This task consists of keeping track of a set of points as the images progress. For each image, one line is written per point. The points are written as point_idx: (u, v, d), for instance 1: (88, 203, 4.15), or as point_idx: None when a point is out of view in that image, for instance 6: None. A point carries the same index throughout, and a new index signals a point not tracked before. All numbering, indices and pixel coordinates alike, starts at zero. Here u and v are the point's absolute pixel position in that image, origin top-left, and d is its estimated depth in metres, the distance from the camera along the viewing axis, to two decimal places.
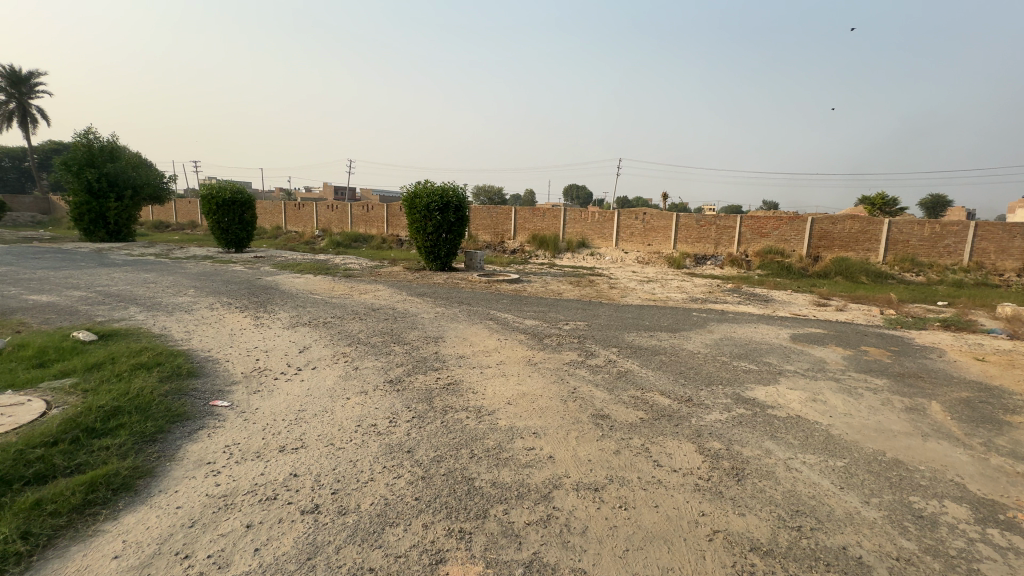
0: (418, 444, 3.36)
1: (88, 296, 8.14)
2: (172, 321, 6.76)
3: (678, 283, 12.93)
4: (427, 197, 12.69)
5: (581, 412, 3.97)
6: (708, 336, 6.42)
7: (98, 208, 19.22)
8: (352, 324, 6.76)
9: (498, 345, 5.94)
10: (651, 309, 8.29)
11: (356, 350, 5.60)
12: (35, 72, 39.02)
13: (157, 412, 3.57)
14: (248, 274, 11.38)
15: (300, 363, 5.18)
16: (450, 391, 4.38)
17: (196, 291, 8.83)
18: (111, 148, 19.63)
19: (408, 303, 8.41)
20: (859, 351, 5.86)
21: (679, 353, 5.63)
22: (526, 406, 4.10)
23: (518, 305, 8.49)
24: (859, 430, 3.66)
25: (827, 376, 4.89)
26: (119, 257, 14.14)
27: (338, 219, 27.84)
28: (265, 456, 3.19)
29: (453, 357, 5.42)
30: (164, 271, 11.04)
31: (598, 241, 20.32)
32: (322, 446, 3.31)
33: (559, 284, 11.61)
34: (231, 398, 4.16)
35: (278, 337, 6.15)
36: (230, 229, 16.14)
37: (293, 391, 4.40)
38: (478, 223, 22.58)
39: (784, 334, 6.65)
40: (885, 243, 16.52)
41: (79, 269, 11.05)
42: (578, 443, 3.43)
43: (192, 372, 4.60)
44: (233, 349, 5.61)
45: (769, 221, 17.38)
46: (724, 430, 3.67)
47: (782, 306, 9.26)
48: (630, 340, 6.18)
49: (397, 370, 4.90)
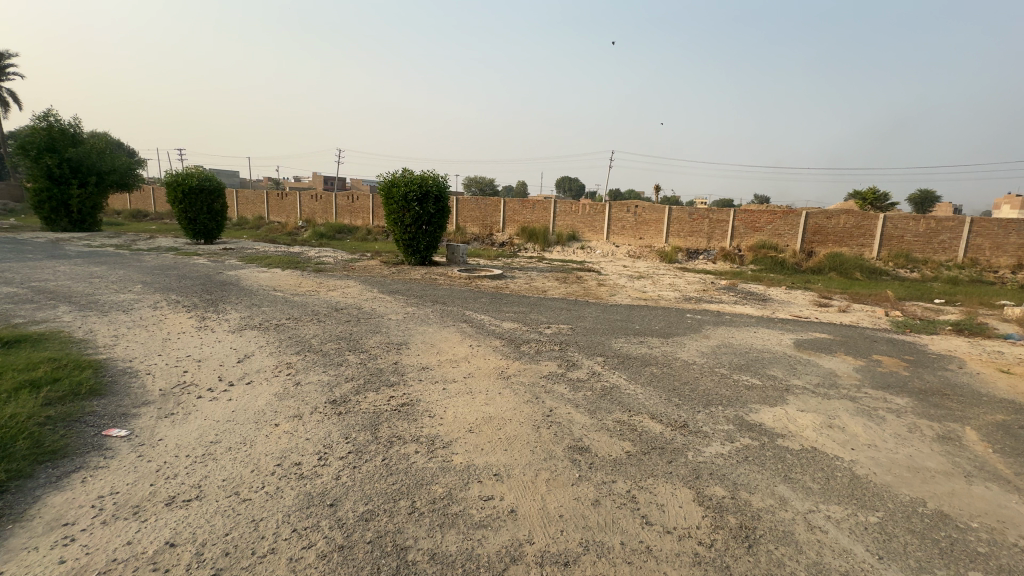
0: (347, 493, 2.66)
1: (17, 292, 7.29)
2: (101, 323, 5.96)
3: (670, 281, 12.32)
4: (405, 187, 11.92)
5: (554, 444, 3.29)
6: (703, 343, 5.77)
7: (60, 195, 18.13)
8: (307, 328, 6.01)
9: (468, 353, 5.25)
10: (641, 310, 7.63)
11: (303, 360, 4.87)
12: (8, 52, 37.50)
13: (18, 451, 2.84)
14: (210, 268, 10.53)
15: (233, 376, 4.44)
16: (402, 415, 3.67)
17: (143, 288, 8.02)
18: (73, 131, 18.51)
19: (377, 302, 7.65)
20: (871, 362, 5.22)
21: (671, 364, 4.96)
22: (490, 435, 3.40)
23: (498, 305, 7.79)
24: (890, 470, 3.02)
25: (840, 394, 4.26)
26: (73, 247, 13.16)
27: (322, 209, 26.87)
28: (145, 512, 2.49)
29: (415, 368, 4.70)
30: (117, 265, 10.17)
31: (589, 234, 19.70)
32: (223, 498, 2.61)
33: (545, 280, 10.92)
34: (131, 425, 3.42)
35: (219, 343, 5.39)
36: (197, 219, 15.20)
37: (215, 414, 3.67)
38: (466, 214, 21.86)
39: (787, 340, 6.01)
40: (880, 239, 16.02)
41: (21, 262, 10.11)
42: (547, 490, 2.76)
43: (94, 391, 3.84)
44: (160, 357, 4.86)
45: (763, 215, 16.78)
46: (727, 470, 3.00)
47: (781, 306, 8.62)
48: (617, 348, 5.50)
49: (345, 386, 4.18)
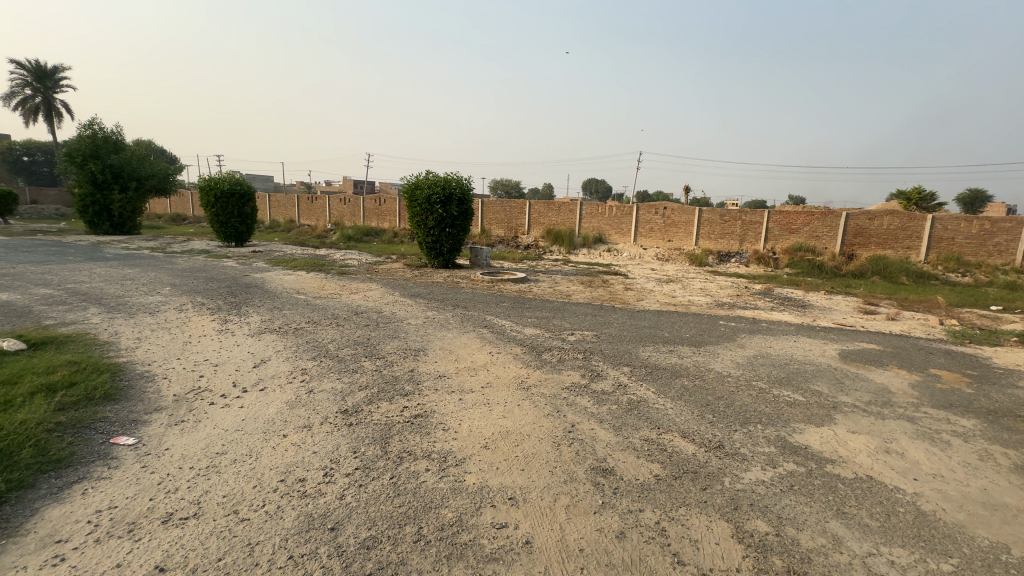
0: (349, 516, 2.48)
1: (52, 294, 7.50)
2: (128, 325, 6.04)
3: (702, 285, 11.83)
4: (428, 189, 11.83)
5: (576, 465, 3.03)
6: (738, 353, 5.38)
7: (103, 200, 18.91)
8: (325, 332, 5.93)
9: (487, 360, 5.04)
10: (670, 316, 7.27)
11: (319, 365, 4.75)
12: (62, 66, 39.75)
13: (22, 460, 2.78)
14: (237, 270, 10.68)
15: (248, 382, 4.35)
16: (415, 428, 3.48)
17: (171, 290, 8.15)
18: (115, 138, 19.31)
19: (398, 307, 7.52)
20: (927, 378, 4.74)
21: (704, 376, 4.61)
22: (507, 452, 3.17)
23: (520, 309, 7.56)
24: (962, 507, 2.63)
25: (895, 414, 3.84)
26: (111, 251, 13.63)
27: (350, 212, 27.26)
28: (140, 531, 2.36)
29: (431, 377, 4.51)
30: (150, 267, 10.42)
31: (615, 236, 19.27)
32: (221, 517, 2.46)
33: (569, 284, 10.63)
34: (140, 433, 3.34)
35: (237, 347, 5.36)
36: (228, 223, 15.56)
37: (225, 422, 3.57)
38: (491, 217, 21.73)
39: (831, 351, 5.56)
40: (928, 241, 15.03)
41: (61, 264, 10.45)
42: (566, 518, 2.51)
43: (108, 396, 3.80)
44: (179, 361, 4.84)
45: (799, 216, 16.05)
46: (769, 501, 2.67)
47: (822, 313, 8.07)
48: (645, 357, 5.19)
49: (358, 395, 4.01)
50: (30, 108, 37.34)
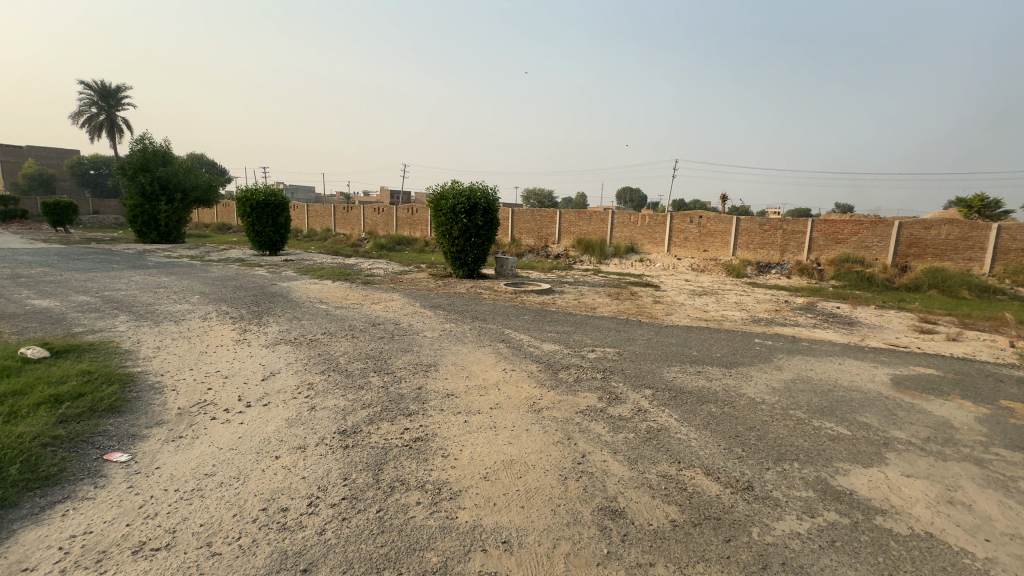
0: (325, 555, 2.27)
1: (88, 301, 7.78)
2: (149, 334, 6.13)
3: (738, 298, 11.18)
4: (453, 199, 11.73)
5: (582, 504, 2.72)
6: (775, 376, 4.92)
7: (151, 210, 19.89)
8: (339, 344, 5.83)
9: (500, 378, 4.77)
10: (701, 333, 6.81)
11: (326, 380, 4.62)
12: (123, 85, 42.54)
13: (9, 476, 2.73)
14: (266, 279, 10.86)
15: (253, 396, 4.25)
16: (412, 453, 3.26)
17: (199, 298, 8.33)
18: (164, 152, 20.36)
19: (416, 318, 7.37)
20: (998, 411, 4.14)
21: (734, 403, 4.19)
22: (507, 485, 2.90)
23: (541, 323, 7.27)
24: None
25: (959, 455, 3.34)
26: (154, 259, 14.22)
27: (384, 221, 27.71)
28: (107, 562, 2.22)
29: (438, 396, 4.29)
30: (186, 275, 10.77)
31: (648, 246, 18.72)
32: (192, 550, 2.30)
33: (595, 296, 10.26)
34: (136, 449, 3.27)
35: (250, 358, 5.33)
36: (263, 232, 16.01)
37: (221, 440, 3.45)
38: (521, 226, 21.57)
39: (883, 376, 5.00)
40: (993, 252, 13.72)
41: (104, 272, 10.91)
42: (564, 570, 2.21)
43: (113, 409, 3.79)
44: (191, 371, 4.84)
45: (845, 225, 15.13)
46: (805, 560, 2.29)
47: (872, 332, 7.36)
48: (669, 379, 4.80)
49: (360, 414, 3.84)
50: (94, 125, 40.10)
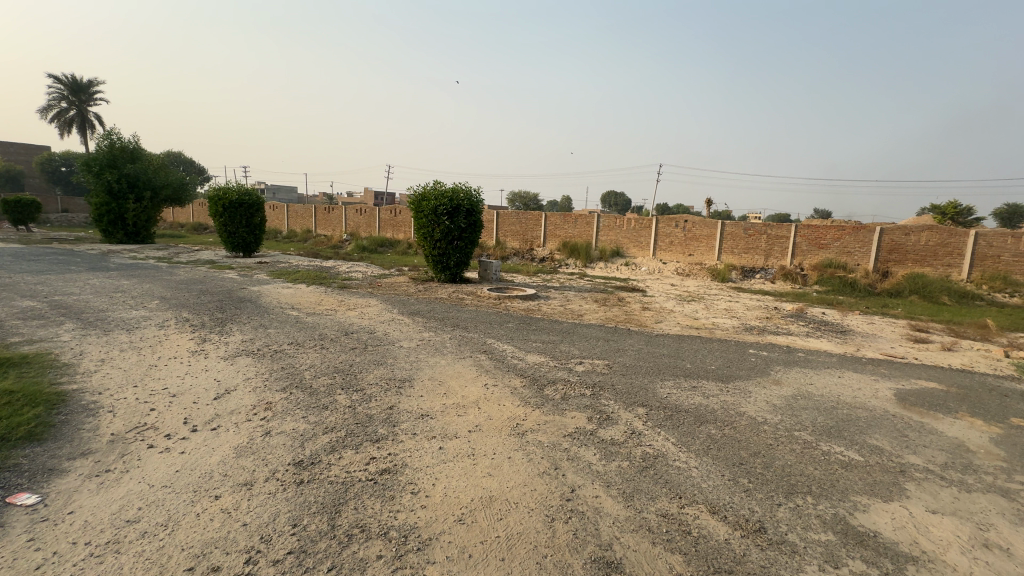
0: None
1: (34, 306, 7.15)
2: (96, 345, 5.57)
3: (726, 304, 10.94)
4: (434, 200, 11.27)
5: (572, 554, 2.34)
6: (774, 392, 4.60)
7: (117, 209, 18.94)
8: (306, 356, 5.36)
9: (480, 396, 4.36)
10: (693, 343, 6.50)
11: (286, 399, 4.15)
12: (94, 80, 40.99)
13: None
14: (236, 282, 10.28)
15: (201, 419, 3.77)
16: (376, 490, 2.83)
17: (159, 304, 7.75)
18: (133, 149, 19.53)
19: (393, 326, 6.93)
20: (1010, 431, 3.88)
21: (734, 423, 3.85)
22: (484, 531, 2.49)
23: (525, 331, 6.89)
24: None
25: (983, 485, 3.03)
26: (118, 261, 13.43)
27: (365, 222, 27.06)
28: None
29: (411, 417, 3.86)
30: (148, 278, 10.11)
31: (634, 250, 18.49)
32: None
33: (582, 302, 9.92)
34: (49, 488, 2.78)
35: (204, 372, 4.82)
36: (236, 233, 15.33)
37: (155, 475, 2.97)
38: (506, 229, 21.18)
39: (886, 391, 4.73)
40: (971, 258, 13.78)
41: (59, 274, 10.18)
42: None
43: (32, 437, 3.28)
44: (134, 389, 4.32)
45: (829, 230, 15.07)
46: None
47: (866, 341, 7.13)
48: (663, 396, 4.45)
49: (320, 441, 3.39)
50: (64, 121, 38.56)
